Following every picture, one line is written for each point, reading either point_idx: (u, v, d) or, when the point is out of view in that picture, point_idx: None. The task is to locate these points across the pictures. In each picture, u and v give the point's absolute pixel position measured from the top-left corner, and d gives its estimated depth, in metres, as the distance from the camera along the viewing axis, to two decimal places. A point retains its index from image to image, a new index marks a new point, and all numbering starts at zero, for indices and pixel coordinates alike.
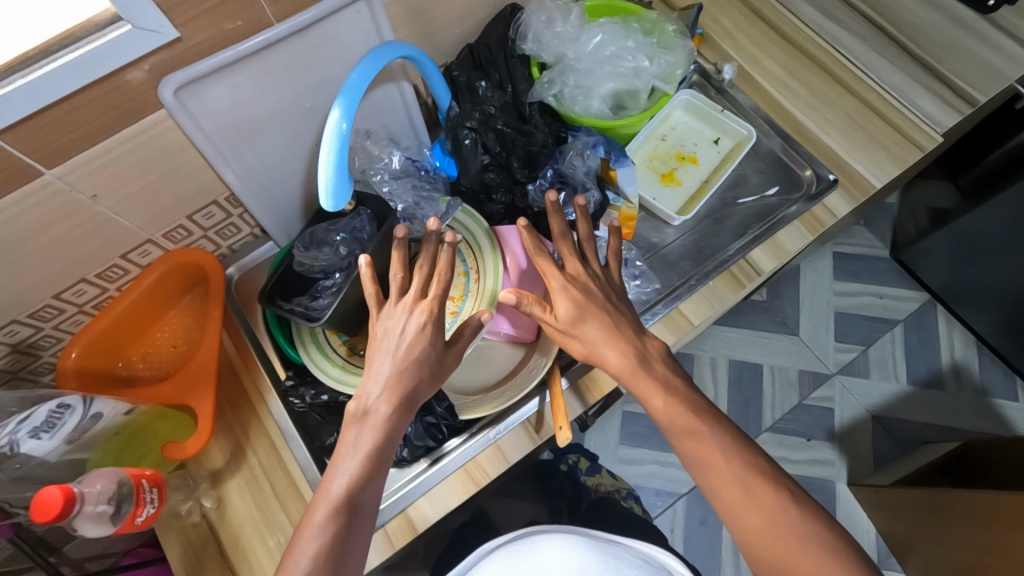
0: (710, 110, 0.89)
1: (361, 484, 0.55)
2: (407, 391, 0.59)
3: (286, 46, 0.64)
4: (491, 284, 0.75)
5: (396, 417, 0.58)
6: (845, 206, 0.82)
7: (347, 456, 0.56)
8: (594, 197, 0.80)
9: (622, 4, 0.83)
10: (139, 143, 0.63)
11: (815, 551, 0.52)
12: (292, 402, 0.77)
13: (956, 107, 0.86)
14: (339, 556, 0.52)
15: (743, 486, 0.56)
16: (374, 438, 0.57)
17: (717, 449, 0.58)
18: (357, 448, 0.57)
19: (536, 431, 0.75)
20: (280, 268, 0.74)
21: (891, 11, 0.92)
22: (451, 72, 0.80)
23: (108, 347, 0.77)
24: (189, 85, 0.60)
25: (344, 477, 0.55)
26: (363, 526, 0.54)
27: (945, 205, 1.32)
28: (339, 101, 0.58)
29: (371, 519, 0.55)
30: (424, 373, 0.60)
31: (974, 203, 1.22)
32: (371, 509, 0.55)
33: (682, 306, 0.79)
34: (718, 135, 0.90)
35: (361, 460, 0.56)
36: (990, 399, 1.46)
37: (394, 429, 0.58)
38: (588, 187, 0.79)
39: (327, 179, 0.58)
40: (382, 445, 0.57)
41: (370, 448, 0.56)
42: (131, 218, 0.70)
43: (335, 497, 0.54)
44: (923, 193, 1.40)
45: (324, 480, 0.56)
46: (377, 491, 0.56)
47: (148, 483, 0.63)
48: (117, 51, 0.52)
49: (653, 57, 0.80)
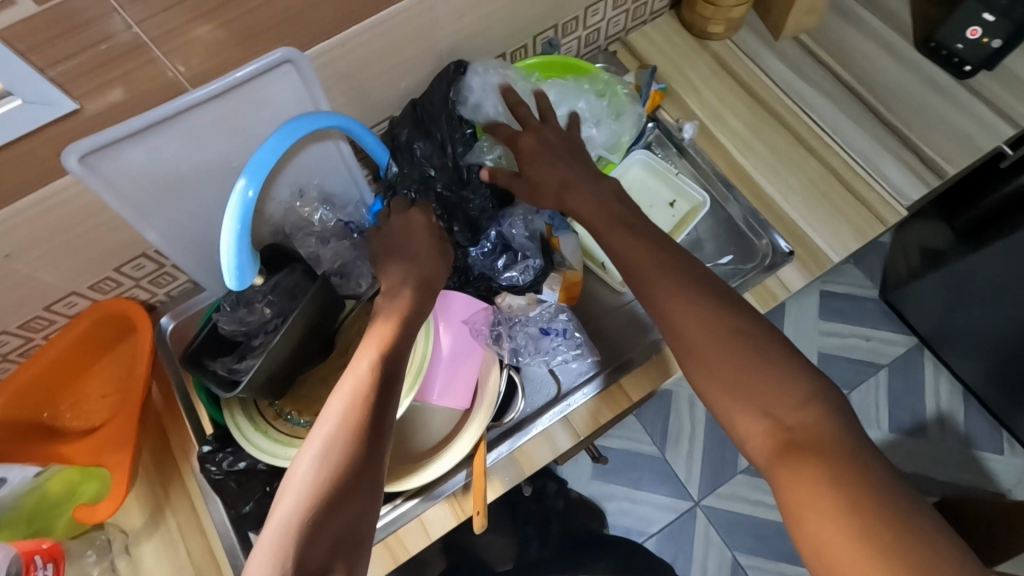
0: (668, 171, 0.86)
1: (348, 448, 0.52)
2: (390, 362, 0.59)
3: (206, 109, 0.61)
4: (420, 356, 0.72)
5: (380, 384, 0.57)
6: (800, 279, 0.79)
7: (327, 424, 0.54)
8: (535, 263, 0.78)
9: (568, 60, 0.81)
10: (51, 206, 0.60)
11: (753, 359, 0.54)
12: (208, 469, 0.71)
13: (925, 179, 0.82)
14: (330, 517, 0.48)
15: (707, 335, 0.56)
16: (356, 404, 0.55)
17: (677, 320, 0.57)
18: (337, 416, 0.54)
19: (461, 506, 0.72)
20: (205, 330, 0.71)
21: (864, 72, 0.89)
22: (393, 129, 0.76)
23: (34, 397, 0.75)
24: (97, 151, 0.58)
25: (324, 443, 0.52)
26: (358, 490, 0.50)
27: (938, 244, 1.24)
28: (246, 170, 0.57)
29: (371, 482, 0.51)
30: (433, 267, 0.69)
31: (971, 244, 1.14)
32: (370, 476, 0.52)
33: (624, 381, 0.76)
34: (675, 197, 0.86)
35: (344, 424, 0.53)
36: (974, 450, 1.41)
37: (380, 395, 0.56)
38: (529, 252, 0.78)
39: (228, 254, 0.56)
40: (368, 410, 0.55)
41: (350, 412, 0.54)
42: (53, 273, 0.68)
43: (317, 462, 0.51)
44: (915, 232, 1.31)
45: (303, 452, 0.53)
46: (374, 457, 0.53)
47: (42, 558, 0.62)
48: (10, 125, 0.51)
49: (600, 125, 0.82)
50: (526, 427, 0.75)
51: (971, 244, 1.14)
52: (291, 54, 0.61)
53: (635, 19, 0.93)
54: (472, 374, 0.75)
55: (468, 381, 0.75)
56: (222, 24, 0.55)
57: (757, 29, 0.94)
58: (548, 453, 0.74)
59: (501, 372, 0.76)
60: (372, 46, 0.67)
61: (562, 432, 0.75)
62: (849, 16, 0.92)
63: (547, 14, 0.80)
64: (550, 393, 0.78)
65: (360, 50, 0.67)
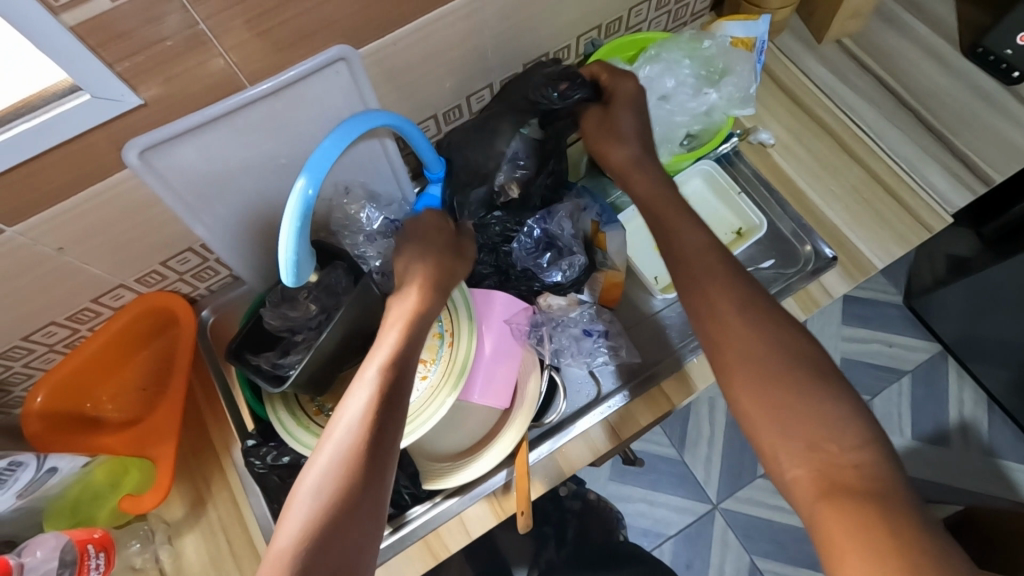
0: (730, 189, 0.85)
1: (349, 478, 0.50)
2: (396, 383, 0.57)
3: (261, 106, 0.62)
4: (464, 354, 0.72)
5: (385, 407, 0.55)
6: (842, 285, 0.79)
7: (329, 452, 0.52)
8: (580, 260, 0.77)
9: (655, 35, 0.82)
10: (106, 200, 0.61)
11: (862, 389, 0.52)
12: (253, 462, 0.72)
13: (969, 185, 0.81)
14: (330, 550, 0.47)
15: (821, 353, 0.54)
16: (358, 429, 0.53)
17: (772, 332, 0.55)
18: (343, 433, 0.53)
19: (501, 506, 0.73)
20: (249, 323, 0.72)
21: (906, 75, 0.88)
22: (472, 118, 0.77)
23: (78, 387, 0.76)
24: (155, 146, 0.58)
25: (328, 462, 0.52)
26: (358, 522, 0.49)
27: (964, 252, 1.20)
28: (306, 168, 0.56)
29: (372, 512, 0.50)
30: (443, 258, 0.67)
31: (997, 252, 1.11)
32: (370, 505, 0.50)
33: (664, 384, 0.77)
34: (729, 216, 0.85)
35: (346, 452, 0.52)
36: (998, 460, 1.37)
37: (386, 418, 0.54)
38: (574, 249, 0.77)
39: (286, 254, 0.57)
40: (371, 437, 0.53)
41: (356, 438, 0.52)
42: (101, 267, 0.68)
43: (318, 491, 0.50)
44: (942, 239, 1.28)
45: (304, 479, 0.51)
46: (376, 486, 0.51)
47: (95, 548, 0.63)
48: (75, 120, 0.51)
49: (718, 87, 0.81)
50: (567, 428, 0.75)
51: (998, 253, 1.10)
52: (346, 52, 0.61)
53: (676, 21, 0.92)
54: (512, 374, 0.75)
55: (508, 382, 0.75)
56: (282, 22, 0.55)
57: (800, 33, 0.93)
58: (589, 454, 0.75)
59: (542, 373, 0.77)
60: (421, 46, 0.67)
61: (603, 433, 0.75)
62: (892, 22, 0.91)
63: (590, 15, 0.79)
64: (590, 394, 0.78)
65: (411, 50, 0.67)
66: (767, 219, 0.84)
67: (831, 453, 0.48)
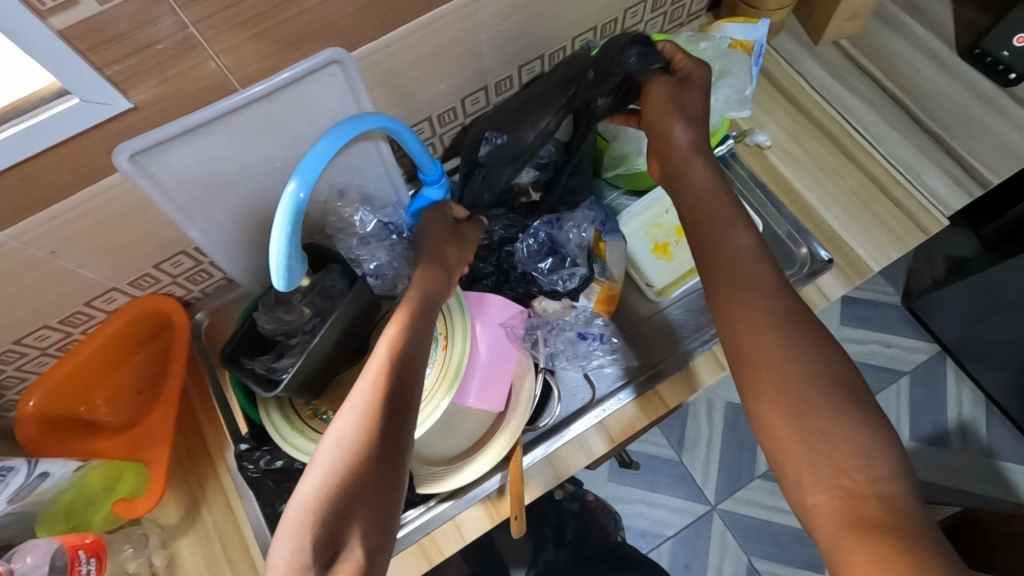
0: None
1: (369, 429, 0.51)
2: (412, 343, 0.57)
3: (253, 109, 0.61)
4: (458, 359, 0.72)
5: (403, 361, 0.55)
6: (839, 288, 0.79)
7: (351, 404, 0.53)
8: (582, 273, 0.78)
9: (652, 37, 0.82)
10: (98, 204, 0.61)
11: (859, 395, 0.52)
12: (246, 466, 0.72)
13: (966, 186, 0.80)
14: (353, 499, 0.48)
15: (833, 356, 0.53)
16: (377, 388, 0.53)
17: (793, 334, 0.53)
18: (362, 396, 0.53)
19: (495, 509, 0.72)
20: (244, 326, 0.71)
21: (904, 76, 0.88)
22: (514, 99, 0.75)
23: (73, 391, 0.75)
24: (146, 150, 0.58)
25: (349, 425, 0.51)
26: (379, 471, 0.49)
27: (963, 253, 1.19)
28: (296, 171, 0.56)
29: (392, 462, 0.50)
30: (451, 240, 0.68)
31: (996, 254, 1.10)
32: (393, 467, 0.50)
33: (660, 387, 0.77)
34: None
35: (365, 412, 0.51)
36: (997, 461, 1.37)
37: (404, 372, 0.54)
38: (578, 260, 0.78)
39: (278, 259, 0.57)
40: (389, 390, 0.53)
41: (375, 391, 0.53)
42: (95, 270, 0.68)
43: (339, 442, 0.50)
44: (941, 241, 1.27)
45: (329, 431, 0.52)
46: (396, 436, 0.51)
47: (86, 553, 0.62)
48: (65, 125, 0.51)
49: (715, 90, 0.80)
50: (562, 431, 0.75)
51: (997, 255, 1.10)
52: (339, 54, 0.61)
53: (673, 22, 0.92)
54: (508, 377, 0.75)
55: (503, 386, 0.75)
56: (275, 24, 0.55)
57: (797, 34, 0.93)
58: (584, 458, 0.74)
59: (536, 376, 0.77)
60: (416, 49, 0.67)
61: (598, 437, 0.75)
62: (891, 23, 0.91)
63: (587, 16, 0.79)
64: (584, 397, 0.78)
65: (405, 52, 0.67)
66: (763, 221, 0.83)
67: (827, 458, 0.48)
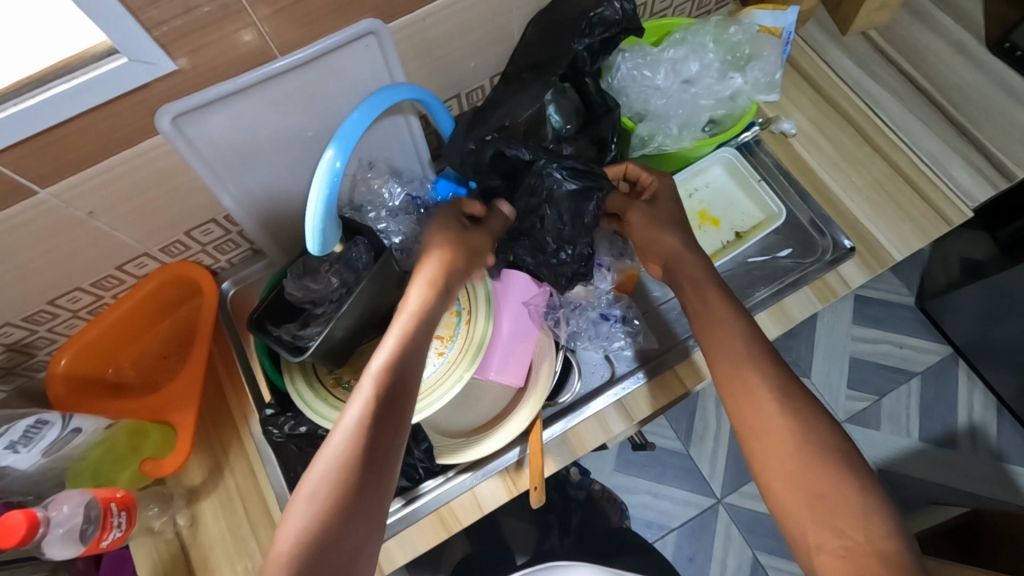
0: (750, 177, 0.85)
1: (344, 481, 0.51)
2: (399, 380, 0.57)
3: (292, 77, 0.63)
4: (481, 332, 0.73)
5: (388, 405, 0.55)
6: (859, 276, 0.79)
7: (326, 453, 0.53)
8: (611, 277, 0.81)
9: (681, 21, 0.83)
10: (136, 166, 0.62)
11: None
12: (271, 431, 0.74)
13: (992, 180, 0.80)
14: (327, 553, 0.48)
15: None
16: (358, 435, 0.53)
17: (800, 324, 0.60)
18: (340, 443, 0.53)
19: (513, 482, 0.73)
20: (271, 295, 0.72)
21: (931, 68, 0.88)
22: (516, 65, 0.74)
23: (101, 353, 0.77)
24: (187, 113, 0.59)
25: (325, 471, 0.51)
26: (354, 531, 0.50)
27: (980, 255, 1.19)
28: (335, 139, 0.57)
29: (369, 517, 0.51)
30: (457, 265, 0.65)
31: (1011, 256, 1.10)
32: (366, 517, 0.51)
33: (677, 368, 0.77)
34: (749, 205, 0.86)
35: (343, 457, 0.52)
36: (1006, 465, 1.36)
37: (385, 426, 0.54)
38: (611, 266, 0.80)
39: (313, 223, 0.58)
40: (367, 442, 0.53)
41: (354, 440, 0.53)
42: (129, 233, 0.69)
43: (315, 496, 0.50)
44: (957, 241, 1.27)
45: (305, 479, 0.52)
46: (373, 490, 0.51)
47: (117, 506, 0.64)
48: (110, 83, 0.52)
49: (745, 74, 0.80)
50: (580, 408, 0.76)
51: (1013, 257, 1.09)
52: (376, 26, 0.62)
53: (700, 9, 0.92)
54: (529, 353, 0.77)
55: (523, 361, 0.76)
56: None
57: (825, 25, 0.94)
58: (601, 436, 0.75)
59: (556, 354, 0.78)
60: (449, 25, 0.68)
61: (616, 415, 0.76)
62: (920, 15, 0.91)
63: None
64: (604, 375, 0.78)
65: (439, 28, 0.68)
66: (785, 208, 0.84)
67: None
